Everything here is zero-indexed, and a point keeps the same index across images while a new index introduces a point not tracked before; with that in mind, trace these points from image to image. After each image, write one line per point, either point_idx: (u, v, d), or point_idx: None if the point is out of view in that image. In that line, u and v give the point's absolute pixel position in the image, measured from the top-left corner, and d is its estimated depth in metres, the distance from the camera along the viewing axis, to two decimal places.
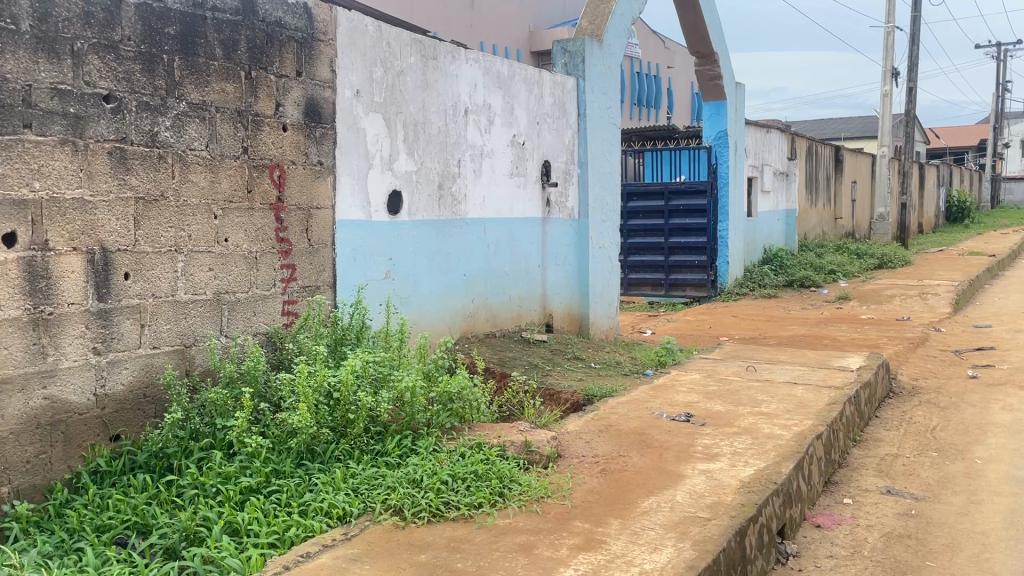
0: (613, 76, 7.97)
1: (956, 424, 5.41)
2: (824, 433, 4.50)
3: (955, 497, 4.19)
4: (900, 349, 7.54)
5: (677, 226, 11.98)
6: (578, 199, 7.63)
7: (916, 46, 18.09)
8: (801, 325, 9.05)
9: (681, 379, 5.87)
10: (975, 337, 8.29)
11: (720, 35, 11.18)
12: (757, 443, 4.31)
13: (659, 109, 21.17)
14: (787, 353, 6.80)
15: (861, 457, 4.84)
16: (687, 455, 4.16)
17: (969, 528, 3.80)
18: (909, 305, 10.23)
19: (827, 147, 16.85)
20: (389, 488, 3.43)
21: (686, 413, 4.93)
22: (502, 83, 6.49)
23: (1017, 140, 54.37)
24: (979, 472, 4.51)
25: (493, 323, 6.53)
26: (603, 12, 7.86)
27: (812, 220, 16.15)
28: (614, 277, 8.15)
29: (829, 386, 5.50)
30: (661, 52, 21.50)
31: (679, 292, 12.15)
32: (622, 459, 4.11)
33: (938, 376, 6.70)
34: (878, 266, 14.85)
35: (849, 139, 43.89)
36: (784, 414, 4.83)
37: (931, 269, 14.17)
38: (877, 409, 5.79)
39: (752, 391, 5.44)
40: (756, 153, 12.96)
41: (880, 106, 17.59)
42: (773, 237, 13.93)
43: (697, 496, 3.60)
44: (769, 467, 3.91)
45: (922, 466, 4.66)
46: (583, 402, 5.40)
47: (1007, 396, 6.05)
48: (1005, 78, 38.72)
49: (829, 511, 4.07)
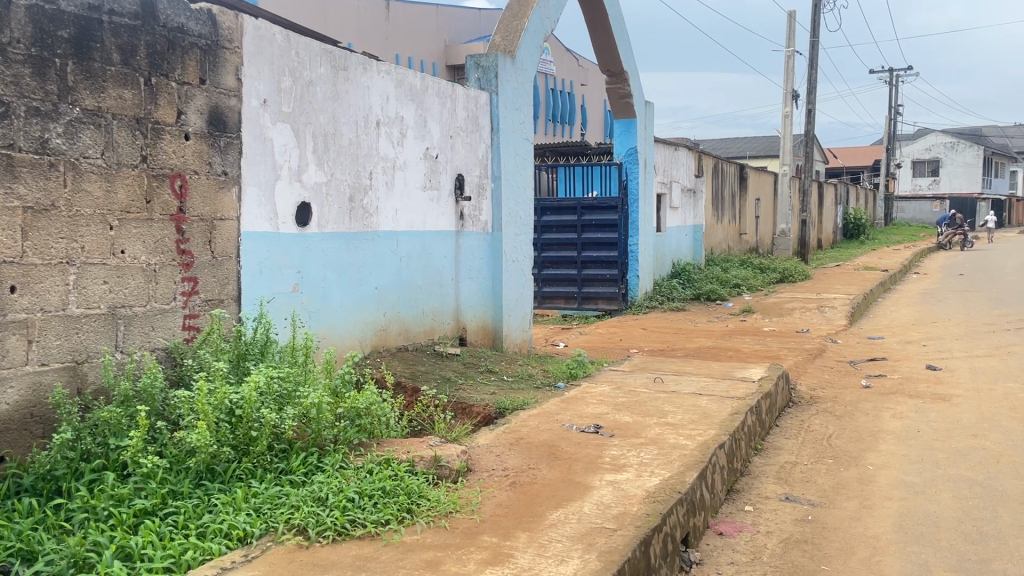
0: (525, 91, 8.05)
1: (850, 432, 5.66)
2: (727, 442, 4.63)
3: (849, 502, 4.37)
4: (800, 360, 7.83)
5: (589, 241, 12.16)
6: (492, 213, 7.66)
7: (814, 70, 18.92)
8: (708, 337, 9.31)
9: (591, 391, 5.94)
10: (869, 349, 8.69)
11: (630, 54, 11.41)
12: (662, 454, 4.39)
13: (572, 126, 21.51)
14: (693, 364, 6.98)
15: (762, 465, 5.00)
16: (595, 467, 4.21)
17: (862, 532, 3.97)
18: (808, 318, 10.65)
19: (732, 165, 17.43)
20: (292, 507, 3.36)
21: (595, 425, 4.99)
22: (415, 96, 6.46)
23: (907, 161, 57.62)
24: (871, 478, 4.72)
25: (405, 337, 6.48)
26: (516, 28, 7.94)
27: (718, 235, 16.66)
28: (527, 290, 8.21)
29: (732, 396, 5.66)
30: (575, 69, 21.88)
31: (591, 305, 12.32)
32: (531, 472, 4.13)
33: (834, 385, 7.01)
34: (780, 280, 15.42)
35: (755, 158, 45.60)
36: (688, 425, 4.95)
37: (829, 283, 14.82)
38: (778, 418, 5.99)
39: (658, 402, 5.55)
40: (664, 170, 13.31)
41: (782, 126, 18.30)
42: (681, 251, 14.30)
43: (605, 507, 3.65)
44: (674, 477, 3.99)
45: (818, 473, 4.84)
46: (494, 415, 5.37)
47: (898, 404, 6.36)
48: (896, 103, 41.00)
49: (730, 519, 4.18)
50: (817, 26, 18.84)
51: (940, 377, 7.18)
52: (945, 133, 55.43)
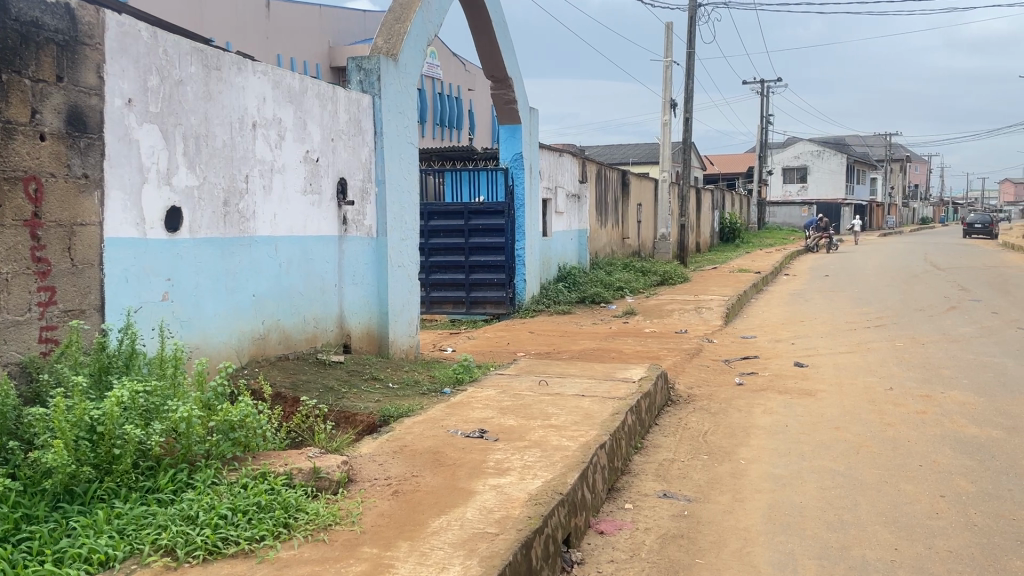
0: (409, 96, 7.99)
1: (724, 428, 5.90)
2: (607, 442, 4.72)
3: (722, 496, 4.55)
4: (678, 360, 8.10)
5: (477, 245, 12.18)
6: (376, 217, 7.55)
7: (691, 80, 19.65)
8: (592, 339, 9.51)
9: (477, 395, 5.94)
10: (742, 347, 9.09)
11: (514, 61, 11.52)
12: (545, 456, 4.45)
13: (460, 130, 21.54)
14: (576, 367, 7.11)
15: (642, 463, 5.13)
16: (479, 471, 4.21)
17: (734, 524, 4.14)
18: (686, 319, 11.05)
19: (615, 171, 17.88)
20: (159, 527, 3.20)
21: (480, 430, 5.00)
22: (293, 98, 6.30)
23: (778, 169, 60.75)
24: (743, 472, 4.92)
25: (285, 345, 6.30)
26: (399, 31, 7.87)
27: (602, 239, 17.05)
28: (414, 295, 8.14)
29: (614, 397, 5.79)
30: (462, 74, 21.91)
31: (479, 309, 12.34)
32: (414, 479, 4.09)
33: (710, 383, 7.29)
34: (660, 282, 15.94)
35: (638, 164, 47.01)
36: (571, 426, 5.03)
37: (706, 285, 15.42)
38: (657, 417, 6.17)
39: (543, 404, 5.62)
40: (549, 176, 13.50)
41: (661, 134, 18.91)
42: (566, 254, 14.54)
43: (487, 512, 3.65)
44: (556, 478, 4.05)
45: (694, 469, 5.02)
46: (379, 423, 5.25)
47: (768, 400, 6.68)
48: (767, 112, 43.10)
49: (611, 517, 4.27)
50: (693, 38, 19.58)
51: (806, 373, 7.59)
52: (811, 141, 58.72)
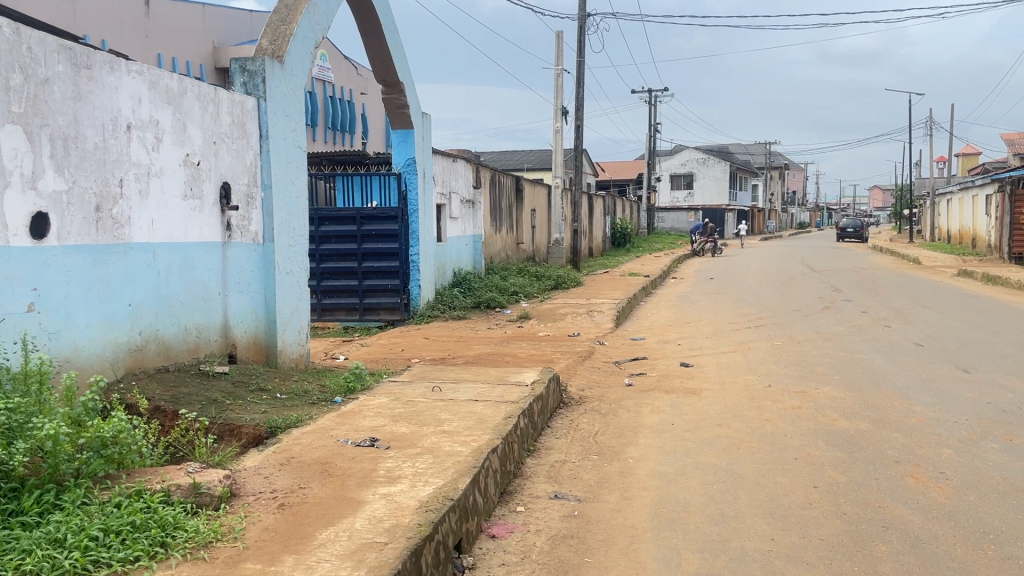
0: (296, 99, 7.82)
1: (613, 428, 6.03)
2: (499, 446, 4.75)
3: (611, 495, 4.65)
4: (570, 363, 8.23)
5: (370, 251, 12.00)
6: (263, 223, 7.34)
7: (582, 88, 20.03)
8: (486, 344, 9.55)
9: (368, 403, 5.86)
10: (632, 349, 9.32)
11: (405, 66, 11.46)
12: (437, 462, 4.43)
13: (352, 134, 21.23)
14: (470, 371, 7.12)
15: (534, 465, 5.18)
16: (369, 481, 4.15)
17: (622, 522, 4.23)
18: (579, 323, 11.25)
19: (509, 176, 18.02)
20: (23, 552, 3.00)
21: (371, 438, 4.92)
22: (172, 99, 6.05)
23: (666, 175, 62.75)
24: (631, 471, 5.05)
25: (165, 357, 6.04)
26: (285, 32, 7.68)
27: (497, 244, 17.16)
28: (303, 302, 7.96)
29: (506, 401, 5.82)
30: (354, 78, 21.61)
31: (373, 316, 12.12)
32: (300, 491, 3.99)
33: (601, 385, 7.44)
34: (554, 287, 16.17)
35: (532, 170, 47.66)
36: (464, 431, 5.03)
37: (598, 289, 15.75)
38: (549, 419, 6.25)
39: (435, 411, 5.59)
40: (443, 181, 13.47)
41: (554, 140, 19.18)
42: (461, 260, 14.53)
43: (376, 521, 3.60)
44: (447, 484, 4.03)
45: (585, 469, 5.11)
46: (266, 434, 5.11)
47: (655, 400, 6.87)
48: (656, 121, 44.38)
49: (503, 521, 4.29)
50: (583, 46, 19.97)
51: (692, 373, 7.85)
52: (697, 149, 60.90)
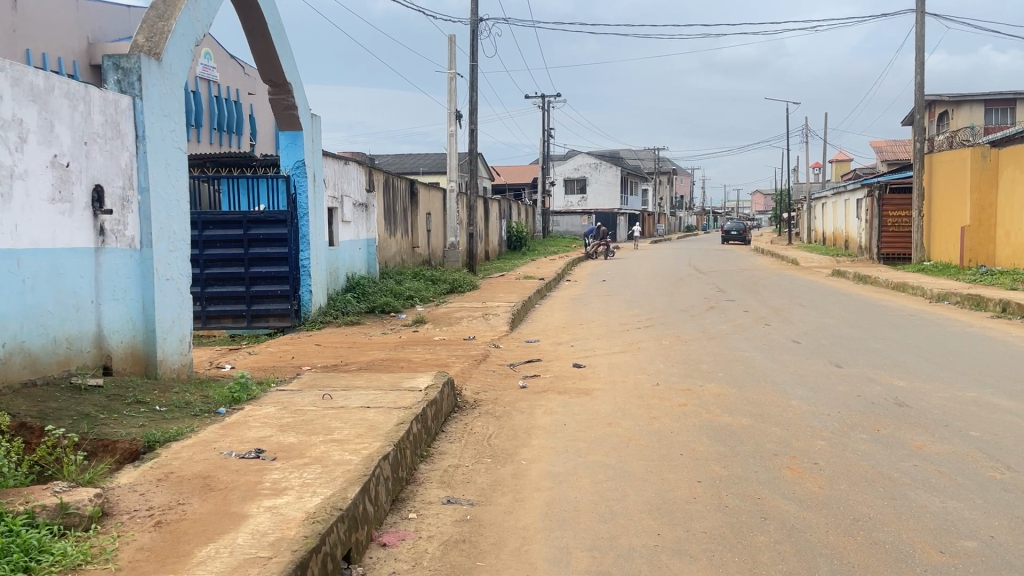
0: (175, 98, 7.50)
1: (507, 430, 6.06)
2: (391, 453, 4.68)
3: (504, 498, 4.66)
4: (465, 366, 8.23)
5: (257, 256, 11.65)
6: (140, 228, 7.00)
7: (475, 92, 20.07)
8: (380, 349, 9.42)
9: (254, 414, 5.67)
10: (526, 351, 9.40)
11: (292, 67, 11.20)
12: (325, 471, 4.33)
13: (240, 136, 20.60)
14: (362, 378, 7.00)
15: (427, 471, 5.13)
16: (253, 494, 4.01)
17: (514, 524, 4.25)
18: (475, 326, 11.26)
19: (403, 180, 17.86)
20: None
21: (256, 449, 4.77)
22: (37, 97, 5.71)
23: (561, 180, 63.74)
24: (523, 472, 5.08)
25: (31, 371, 5.67)
26: (162, 29, 7.36)
27: (391, 248, 16.97)
28: (184, 310, 7.63)
29: (399, 406, 5.75)
30: (241, 77, 20.96)
31: (261, 323, 11.76)
32: (179, 508, 3.82)
33: (496, 387, 7.47)
34: (450, 290, 16.13)
35: (428, 173, 47.56)
36: (354, 438, 4.94)
37: (493, 292, 15.82)
38: (444, 424, 6.21)
39: (325, 419, 5.47)
40: (334, 184, 13.23)
41: (448, 144, 19.14)
42: (354, 264, 14.29)
43: (260, 535, 3.49)
44: (335, 494, 3.94)
45: (478, 473, 5.11)
46: (143, 449, 4.86)
47: (549, 401, 6.94)
48: (550, 126, 44.96)
49: (394, 529, 4.22)
50: (476, 51, 20.02)
51: (584, 374, 7.98)
52: (590, 154, 62.15)
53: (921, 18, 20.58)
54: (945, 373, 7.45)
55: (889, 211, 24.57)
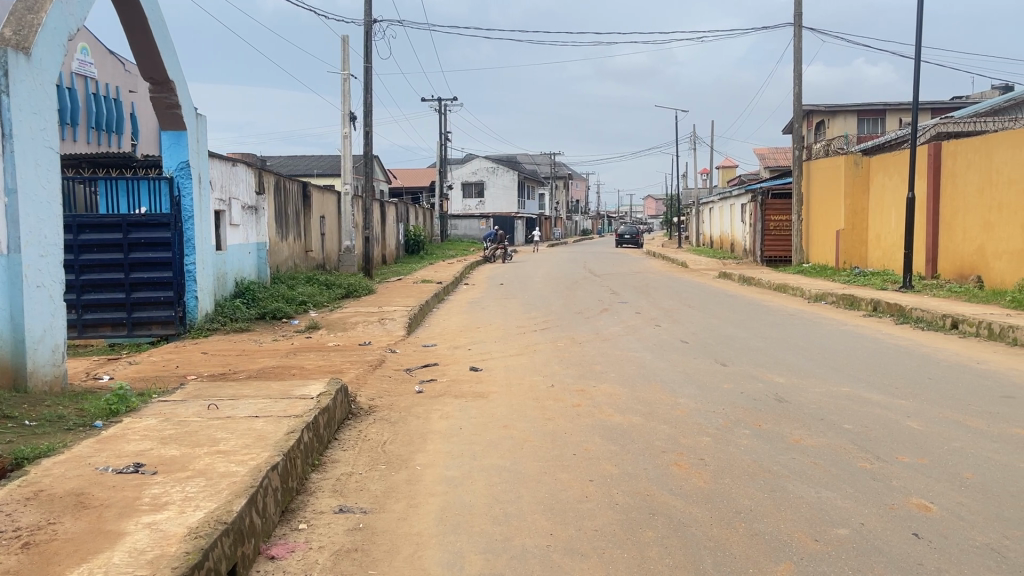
0: (46, 95, 7.09)
1: (402, 436, 6.01)
2: (280, 462, 4.56)
3: (397, 504, 4.61)
4: (360, 372, 8.11)
5: (138, 260, 11.12)
6: (7, 231, 6.57)
7: (370, 94, 19.83)
8: (271, 356, 9.17)
9: (134, 426, 5.41)
10: (422, 356, 9.35)
11: (176, 65, 10.81)
12: (210, 484, 4.17)
13: (120, 135, 19.67)
14: (251, 386, 6.79)
15: (319, 480, 5.02)
16: (130, 510, 3.83)
17: (408, 531, 4.21)
18: (370, 331, 11.11)
19: (295, 182, 17.45)
20: None
21: (134, 464, 4.55)
22: None
23: (458, 183, 63.75)
24: (418, 478, 5.05)
25: None
26: (31, 22, 6.95)
27: (283, 252, 16.56)
28: (58, 318, 7.22)
29: (289, 415, 5.61)
30: (121, 74, 20.04)
31: (143, 331, 11.21)
32: (50, 527, 3.60)
33: (392, 393, 7.39)
34: (345, 295, 15.87)
35: (323, 175, 46.70)
36: (241, 449, 4.78)
37: (389, 296, 15.66)
38: (337, 431, 6.10)
39: (211, 430, 5.28)
40: (221, 186, 12.82)
41: (341, 146, 18.84)
42: (244, 268, 13.85)
43: (137, 553, 3.33)
44: (220, 507, 3.81)
45: (371, 480, 5.04)
46: (9, 468, 4.55)
47: (445, 405, 6.92)
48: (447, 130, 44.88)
49: (283, 541, 4.11)
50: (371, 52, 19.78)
51: (480, 377, 8.00)
52: (487, 158, 62.43)
53: (798, 31, 21.66)
54: (821, 369, 7.87)
55: (772, 215, 25.73)
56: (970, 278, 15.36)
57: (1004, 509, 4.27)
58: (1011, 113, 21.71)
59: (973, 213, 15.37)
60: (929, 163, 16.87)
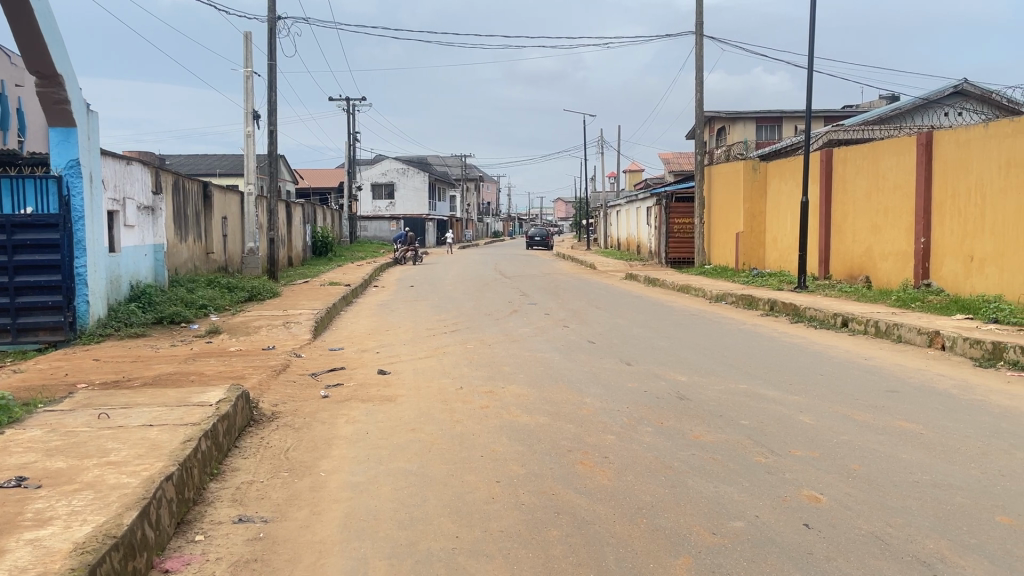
0: None
1: (306, 442, 5.89)
2: (174, 473, 4.39)
3: (300, 512, 4.52)
4: (262, 378, 7.90)
5: (24, 263, 10.58)
6: None
7: (274, 92, 19.36)
8: (169, 363, 8.84)
9: (15, 438, 5.11)
10: (329, 360, 9.17)
11: (63, 58, 10.39)
12: (99, 497, 3.99)
13: (5, 131, 18.60)
14: (146, 394, 6.52)
15: (217, 489, 4.87)
16: (11, 526, 3.62)
17: (310, 539, 4.13)
18: (274, 335, 10.85)
19: (195, 182, 16.89)
20: None
21: (16, 478, 4.30)
22: None
23: (368, 184, 63.00)
24: (321, 484, 4.95)
25: None
26: None
27: (182, 254, 16.01)
28: None
29: (185, 423, 5.41)
30: (6, 67, 18.98)
31: (30, 337, 10.65)
32: None
33: (296, 398, 7.24)
34: (248, 298, 15.46)
35: (226, 174, 45.38)
36: (134, 460, 4.59)
37: (295, 299, 15.35)
38: (237, 439, 5.92)
39: (101, 440, 5.04)
40: (114, 185, 12.29)
41: (245, 146, 18.33)
42: (139, 271, 13.30)
43: (18, 572, 3.15)
44: (110, 521, 3.64)
45: (273, 488, 4.91)
46: None
47: (351, 409, 6.82)
48: (356, 130, 44.21)
49: (178, 554, 3.96)
50: (274, 49, 19.32)
51: (388, 380, 7.90)
52: (397, 159, 61.93)
53: (699, 40, 22.30)
54: (721, 367, 8.12)
55: (676, 218, 26.43)
56: (859, 278, 16.15)
57: (887, 498, 4.49)
58: (899, 121, 22.89)
59: (862, 216, 16.16)
60: (822, 169, 17.65)
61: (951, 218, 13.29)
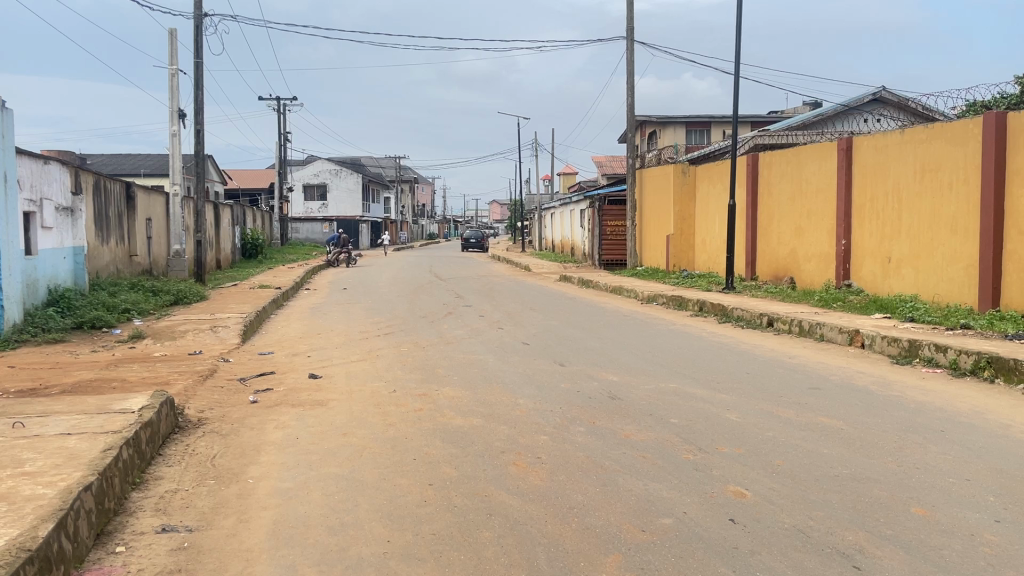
0: None
1: (234, 449, 5.76)
2: (94, 482, 4.25)
3: (227, 520, 4.42)
4: (189, 383, 7.69)
5: None
6: None
7: (201, 91, 18.90)
8: (89, 369, 8.53)
9: None
10: (258, 365, 8.99)
11: None
12: (12, 509, 3.82)
13: None
14: (64, 402, 6.28)
15: (140, 499, 4.72)
16: None
17: (237, 547, 4.04)
18: (201, 339, 10.58)
19: (117, 182, 16.38)
20: None
21: None
22: None
23: (300, 186, 61.97)
24: (249, 491, 4.86)
25: None
26: None
27: (104, 256, 15.49)
28: None
29: (105, 431, 5.23)
30: None
31: None
32: None
33: (223, 404, 7.07)
34: (174, 302, 15.07)
35: (151, 173, 44.10)
36: (50, 470, 4.42)
37: (223, 303, 15.01)
38: (161, 447, 5.75)
39: (15, 451, 4.83)
40: (31, 186, 11.81)
41: (170, 145, 17.83)
42: (58, 274, 12.82)
43: None
44: (24, 534, 3.50)
45: (198, 497, 4.79)
46: None
47: (281, 415, 6.70)
48: (287, 130, 43.41)
49: (97, 566, 3.83)
50: (201, 46, 18.86)
51: (319, 384, 7.79)
52: (330, 160, 61.13)
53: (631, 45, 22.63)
54: (651, 367, 8.26)
55: (609, 221, 26.77)
56: (784, 279, 16.63)
57: (809, 492, 4.64)
58: (821, 127, 23.67)
59: (787, 219, 16.64)
60: (748, 173, 18.12)
61: (870, 220, 13.80)
